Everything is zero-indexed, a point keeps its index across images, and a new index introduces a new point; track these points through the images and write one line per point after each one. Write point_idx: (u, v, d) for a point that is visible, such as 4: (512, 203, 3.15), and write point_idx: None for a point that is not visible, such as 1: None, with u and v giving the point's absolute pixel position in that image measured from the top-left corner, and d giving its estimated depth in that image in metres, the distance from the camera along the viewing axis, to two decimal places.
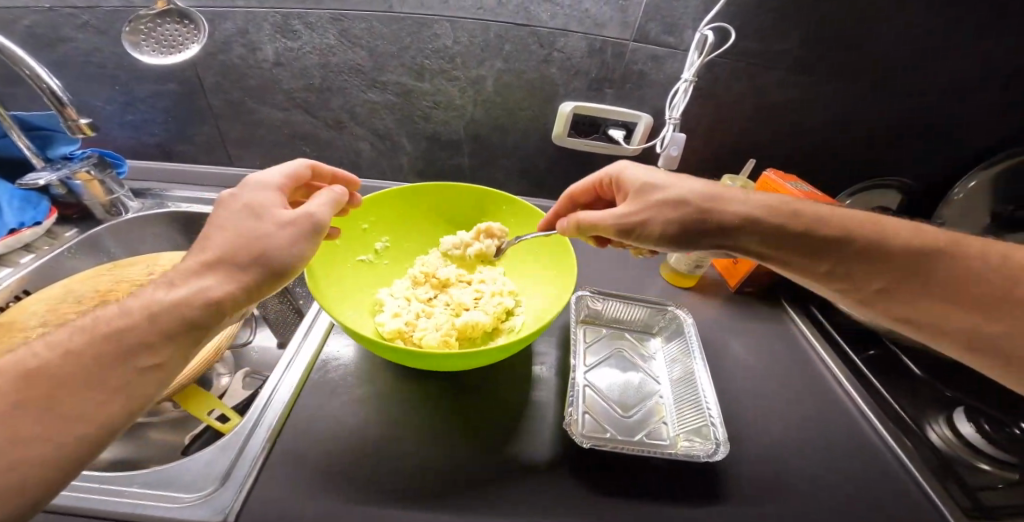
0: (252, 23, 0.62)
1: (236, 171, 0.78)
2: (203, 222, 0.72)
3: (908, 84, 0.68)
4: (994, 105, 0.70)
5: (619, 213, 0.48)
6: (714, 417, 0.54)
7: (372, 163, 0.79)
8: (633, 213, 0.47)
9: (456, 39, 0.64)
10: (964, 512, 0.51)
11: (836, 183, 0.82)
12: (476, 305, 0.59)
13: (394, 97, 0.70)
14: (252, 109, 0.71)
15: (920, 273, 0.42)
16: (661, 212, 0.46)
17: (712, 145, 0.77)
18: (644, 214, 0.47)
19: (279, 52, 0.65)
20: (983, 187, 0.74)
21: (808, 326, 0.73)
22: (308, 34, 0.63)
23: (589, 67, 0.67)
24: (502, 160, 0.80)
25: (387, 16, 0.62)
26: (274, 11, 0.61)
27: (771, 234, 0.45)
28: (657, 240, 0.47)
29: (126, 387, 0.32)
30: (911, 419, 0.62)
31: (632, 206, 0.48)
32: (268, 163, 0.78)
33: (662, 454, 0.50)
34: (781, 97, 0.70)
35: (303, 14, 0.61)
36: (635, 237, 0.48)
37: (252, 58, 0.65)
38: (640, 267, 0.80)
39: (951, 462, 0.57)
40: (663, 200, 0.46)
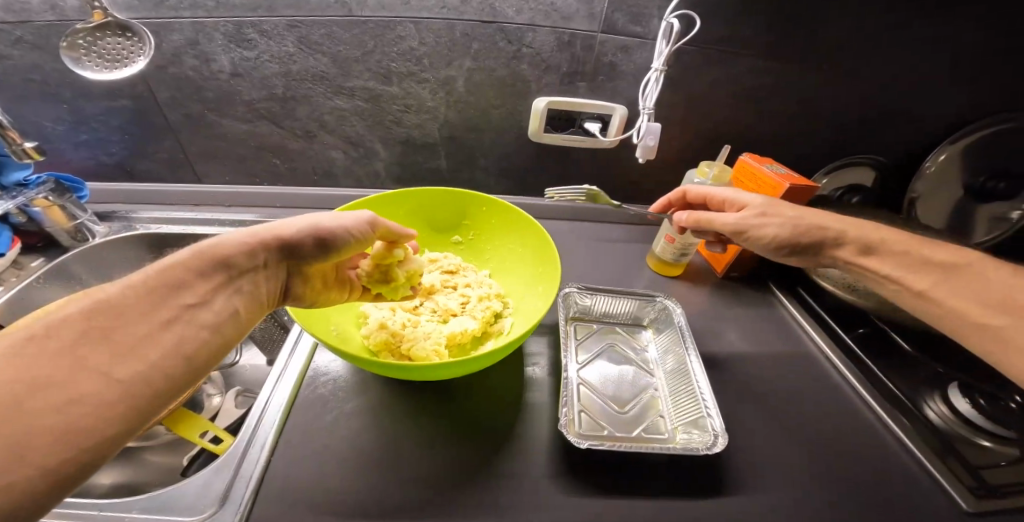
0: (202, 33, 0.59)
1: (204, 188, 0.76)
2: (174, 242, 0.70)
3: (876, 62, 0.68)
4: (966, 77, 0.70)
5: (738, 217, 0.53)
6: (710, 408, 0.53)
7: (347, 172, 0.76)
8: (752, 218, 0.53)
9: (422, 40, 0.62)
10: (971, 493, 0.51)
11: (815, 162, 0.82)
12: (463, 311, 0.58)
13: (363, 103, 0.67)
14: (213, 122, 0.68)
15: (961, 281, 0.45)
16: (783, 221, 0.52)
17: (690, 132, 0.76)
18: (761, 217, 0.53)
19: (235, 62, 0.62)
20: (953, 159, 0.75)
21: (799, 310, 0.72)
22: (264, 43, 0.60)
23: (559, 61, 0.68)
24: (480, 161, 0.78)
25: (347, 21, 0.59)
26: (225, 20, 0.58)
27: (862, 234, 0.51)
28: (766, 244, 0.53)
29: (180, 326, 0.31)
30: (907, 398, 0.61)
31: (750, 217, 0.53)
32: (240, 177, 0.76)
33: (661, 450, 0.49)
34: (754, 83, 0.70)
35: (257, 22, 0.58)
36: (746, 239, 0.54)
37: (206, 70, 0.62)
38: (628, 261, 0.79)
39: (951, 440, 0.56)
40: (787, 214, 0.52)
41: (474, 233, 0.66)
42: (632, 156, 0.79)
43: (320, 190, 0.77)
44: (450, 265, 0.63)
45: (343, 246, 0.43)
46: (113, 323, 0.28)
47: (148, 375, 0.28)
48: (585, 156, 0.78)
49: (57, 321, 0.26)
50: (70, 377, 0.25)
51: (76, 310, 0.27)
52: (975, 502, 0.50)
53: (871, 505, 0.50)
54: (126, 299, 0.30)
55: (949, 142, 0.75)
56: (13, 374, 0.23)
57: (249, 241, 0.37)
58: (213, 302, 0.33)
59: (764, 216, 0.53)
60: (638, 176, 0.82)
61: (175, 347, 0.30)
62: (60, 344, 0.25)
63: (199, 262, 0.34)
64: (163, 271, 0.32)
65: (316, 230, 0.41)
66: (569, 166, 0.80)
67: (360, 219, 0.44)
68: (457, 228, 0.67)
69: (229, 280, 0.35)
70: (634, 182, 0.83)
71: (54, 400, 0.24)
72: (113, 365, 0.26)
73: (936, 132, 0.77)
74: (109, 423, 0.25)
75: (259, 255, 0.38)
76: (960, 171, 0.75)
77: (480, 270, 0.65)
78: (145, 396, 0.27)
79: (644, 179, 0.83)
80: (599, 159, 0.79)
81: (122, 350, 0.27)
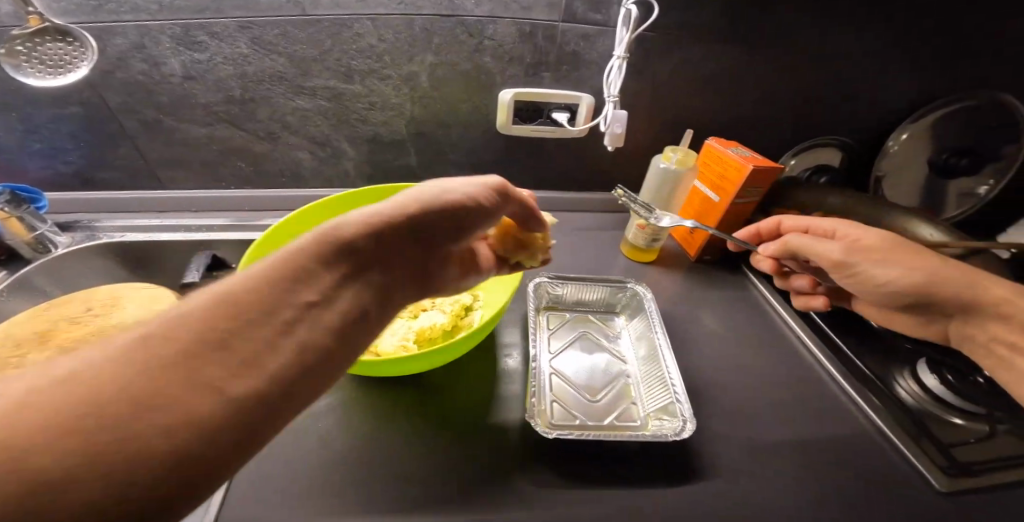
0: (147, 37, 0.58)
1: (168, 194, 0.75)
2: (140, 251, 0.69)
3: (836, 42, 0.69)
4: (924, 54, 0.71)
5: (847, 247, 0.52)
6: (679, 393, 0.54)
7: (315, 173, 0.75)
8: (849, 254, 0.52)
9: (381, 37, 0.62)
10: (941, 473, 0.52)
11: (783, 144, 0.83)
12: (433, 306, 0.58)
13: (325, 103, 0.66)
14: (170, 127, 0.67)
15: None
16: (889, 271, 0.50)
17: (657, 118, 0.77)
18: (869, 254, 0.51)
19: (187, 65, 0.61)
20: (913, 137, 0.78)
21: (769, 288, 0.74)
22: (215, 44, 0.59)
23: (522, 52, 0.67)
24: (450, 156, 0.78)
25: (301, 20, 0.59)
26: (171, 22, 0.57)
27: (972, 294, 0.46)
28: (867, 287, 0.52)
29: (296, 329, 0.25)
30: (877, 376, 0.62)
31: (859, 254, 0.52)
32: (204, 182, 0.75)
33: (629, 438, 0.50)
34: (718, 67, 0.71)
35: (206, 24, 0.58)
36: (841, 274, 0.54)
37: (157, 73, 0.61)
38: (603, 249, 0.80)
39: (921, 417, 0.57)
40: (885, 261, 0.50)
41: None
42: (601, 145, 0.79)
43: (288, 192, 0.76)
44: None
45: (471, 222, 0.37)
46: (225, 330, 0.23)
47: (266, 392, 0.23)
48: (555, 147, 0.79)
49: (184, 332, 0.22)
50: (177, 396, 0.20)
51: (162, 323, 0.22)
52: (946, 481, 0.51)
53: (834, 479, 0.51)
54: (291, 290, 0.26)
55: (908, 121, 0.77)
56: (116, 388, 0.19)
57: (398, 211, 0.33)
58: (364, 282, 0.30)
59: (877, 256, 0.51)
60: (610, 165, 0.82)
61: (295, 356, 0.24)
62: (161, 359, 0.21)
63: (350, 235, 0.30)
64: (273, 265, 0.27)
65: (457, 199, 0.35)
66: (540, 157, 0.80)
67: (478, 185, 0.38)
68: None
69: (383, 254, 0.31)
70: (604, 170, 0.83)
71: (167, 425, 0.19)
72: (212, 372, 0.21)
73: (899, 110, 0.79)
74: (224, 446, 0.20)
75: (383, 237, 0.31)
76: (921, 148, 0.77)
77: None
78: (276, 405, 0.23)
79: (616, 167, 0.83)
80: (569, 149, 0.79)
81: (237, 362, 0.22)
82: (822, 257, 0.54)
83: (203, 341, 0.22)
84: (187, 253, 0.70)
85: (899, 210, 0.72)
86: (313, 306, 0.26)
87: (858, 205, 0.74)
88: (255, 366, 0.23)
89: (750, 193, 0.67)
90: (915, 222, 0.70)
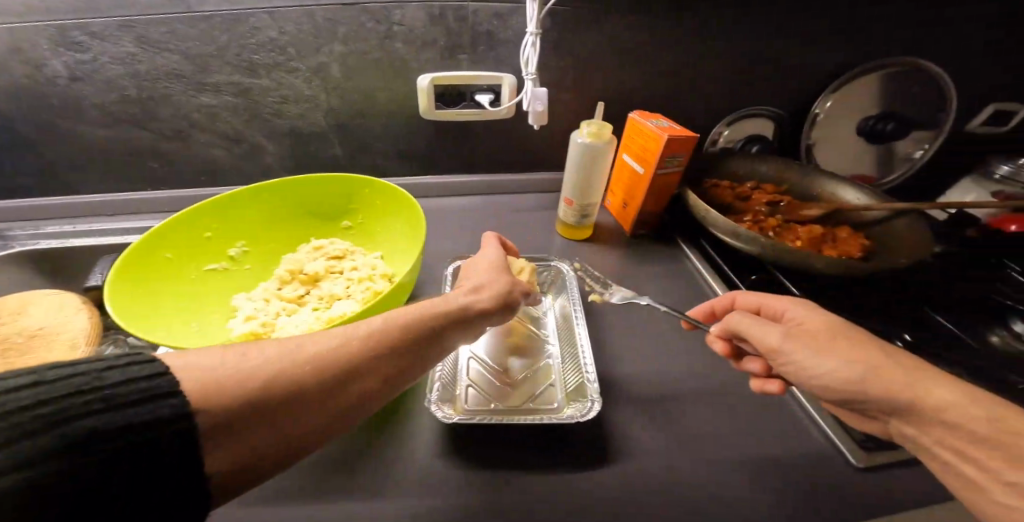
0: (27, 40, 0.60)
1: (83, 198, 0.75)
2: (57, 256, 0.70)
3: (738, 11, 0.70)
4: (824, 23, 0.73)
5: (785, 330, 0.40)
6: (590, 374, 0.53)
7: (236, 171, 0.75)
8: (792, 340, 0.39)
9: (280, 30, 0.62)
10: (861, 448, 0.48)
11: (714, 117, 0.82)
12: (347, 295, 0.57)
13: (232, 98, 0.67)
14: (72, 130, 0.68)
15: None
16: (849, 367, 0.36)
17: (581, 97, 0.76)
18: (810, 338, 0.39)
19: (70, 66, 0.62)
20: (837, 104, 0.80)
21: (699, 259, 0.72)
22: (96, 44, 0.60)
23: (436, 36, 0.66)
24: (378, 146, 0.77)
25: (188, 17, 0.60)
26: (48, 24, 0.59)
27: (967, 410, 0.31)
28: (818, 384, 0.38)
29: (396, 369, 0.36)
30: None
31: (796, 341, 0.39)
32: (120, 183, 0.76)
33: (532, 421, 0.48)
34: (633, 41, 0.71)
35: (85, 24, 0.59)
36: (781, 364, 0.40)
37: (43, 75, 0.62)
38: (536, 231, 0.78)
39: None
40: (847, 356, 0.36)
41: (363, 217, 0.65)
42: (528, 127, 0.78)
43: (207, 191, 0.76)
44: (337, 251, 0.62)
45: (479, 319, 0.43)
46: (371, 354, 0.34)
47: (372, 400, 0.34)
48: (485, 129, 0.78)
49: (310, 357, 0.32)
50: (332, 387, 0.32)
51: (356, 339, 0.35)
52: (863, 457, 0.47)
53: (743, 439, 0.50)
54: (372, 346, 0.35)
55: (830, 89, 0.79)
56: (306, 371, 0.31)
57: (451, 301, 0.42)
58: (417, 356, 0.38)
59: (816, 344, 0.38)
60: (542, 147, 0.82)
61: (387, 386, 0.35)
62: (338, 361, 0.33)
63: (417, 316, 0.39)
64: (417, 319, 0.38)
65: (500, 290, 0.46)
66: (473, 143, 0.80)
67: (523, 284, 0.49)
68: (345, 212, 0.65)
69: (439, 341, 0.40)
70: (535, 152, 0.83)
71: (329, 403, 0.31)
72: (314, 400, 0.30)
73: (821, 77, 0.79)
74: (310, 429, 0.30)
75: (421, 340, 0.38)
76: (844, 114, 0.81)
77: (372, 252, 0.64)
78: (330, 434, 0.32)
79: (548, 148, 0.82)
80: (497, 131, 0.78)
81: (369, 377, 0.34)
82: (755, 340, 0.42)
83: (322, 372, 0.31)
84: (101, 255, 0.70)
85: (826, 175, 0.74)
86: (377, 363, 0.35)
87: (788, 174, 0.76)
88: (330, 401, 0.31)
89: (670, 164, 0.66)
90: (842, 187, 0.73)
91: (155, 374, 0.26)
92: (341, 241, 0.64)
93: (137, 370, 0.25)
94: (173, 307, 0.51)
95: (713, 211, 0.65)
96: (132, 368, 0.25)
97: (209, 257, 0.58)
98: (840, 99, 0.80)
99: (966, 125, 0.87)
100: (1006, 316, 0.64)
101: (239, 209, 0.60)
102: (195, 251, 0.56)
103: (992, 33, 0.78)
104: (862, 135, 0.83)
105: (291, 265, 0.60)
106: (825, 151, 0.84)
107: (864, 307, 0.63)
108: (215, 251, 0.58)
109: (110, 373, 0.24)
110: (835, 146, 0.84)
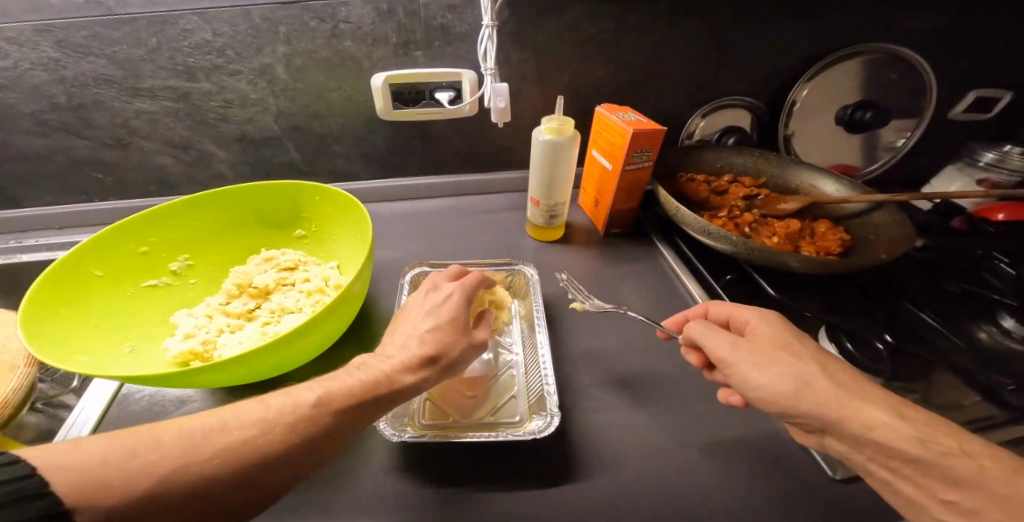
0: None
1: (24, 212, 0.72)
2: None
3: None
4: (793, 7, 0.70)
5: (732, 340, 0.39)
6: (551, 383, 0.48)
7: (187, 178, 0.73)
8: (736, 354, 0.38)
9: (214, 31, 0.60)
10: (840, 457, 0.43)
11: (685, 108, 0.79)
12: (298, 308, 0.52)
13: (171, 103, 0.65)
14: (5, 142, 0.66)
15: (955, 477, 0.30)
16: (783, 382, 0.35)
17: (545, 92, 0.73)
18: (756, 358, 0.37)
19: None
20: (813, 92, 0.77)
21: (673, 254, 0.69)
22: (16, 50, 0.58)
23: (386, 32, 0.63)
24: (336, 148, 0.74)
25: (112, 20, 0.57)
26: None
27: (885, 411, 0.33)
28: (752, 396, 0.37)
29: (328, 441, 0.32)
30: None
31: (744, 352, 0.38)
32: (63, 196, 0.72)
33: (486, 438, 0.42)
34: (596, 31, 0.68)
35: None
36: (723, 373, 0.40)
37: None
38: (502, 230, 0.74)
39: None
40: (785, 374, 0.35)
41: (316, 225, 0.62)
42: (491, 125, 0.75)
43: (158, 200, 0.75)
44: (288, 262, 0.58)
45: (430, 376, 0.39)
46: (297, 426, 0.32)
47: (295, 474, 0.31)
48: (447, 128, 0.74)
49: (225, 442, 0.29)
50: (248, 465, 0.29)
51: (281, 413, 0.32)
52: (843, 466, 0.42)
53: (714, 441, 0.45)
54: (307, 423, 0.32)
55: (805, 78, 0.76)
56: (217, 450, 0.29)
57: (388, 373, 0.37)
58: (356, 428, 0.34)
59: (759, 359, 0.37)
60: (508, 143, 0.78)
61: (317, 457, 0.32)
62: (255, 435, 0.30)
63: (356, 386, 0.35)
64: (368, 384, 0.36)
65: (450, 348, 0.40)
66: (435, 145, 0.77)
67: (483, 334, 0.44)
68: (297, 220, 0.62)
69: (377, 414, 0.35)
70: (507, 150, 0.79)
71: (245, 479, 0.29)
72: (233, 489, 0.28)
73: (792, 64, 0.76)
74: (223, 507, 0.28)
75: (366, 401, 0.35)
76: (820, 104, 0.78)
77: (327, 262, 0.60)
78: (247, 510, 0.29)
79: (515, 145, 0.79)
80: (460, 129, 0.75)
81: (293, 451, 0.31)
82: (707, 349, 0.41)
83: (241, 459, 0.29)
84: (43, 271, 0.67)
85: (805, 166, 0.71)
86: (309, 445, 0.31)
87: (766, 167, 0.73)
88: (254, 486, 0.29)
89: (639, 158, 0.62)
90: (819, 178, 0.70)
91: (19, 477, 0.23)
92: (294, 250, 0.61)
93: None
94: (102, 327, 0.47)
95: (683, 208, 0.62)
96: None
97: (148, 273, 0.54)
98: (816, 88, 0.77)
99: (948, 112, 0.84)
100: (993, 310, 0.61)
101: (177, 222, 0.57)
102: (131, 268, 0.53)
103: (975, 13, 0.74)
104: (840, 125, 0.80)
105: (240, 278, 0.56)
106: (803, 142, 0.82)
107: (845, 309, 0.60)
108: (155, 267, 0.55)
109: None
110: (812, 137, 0.81)
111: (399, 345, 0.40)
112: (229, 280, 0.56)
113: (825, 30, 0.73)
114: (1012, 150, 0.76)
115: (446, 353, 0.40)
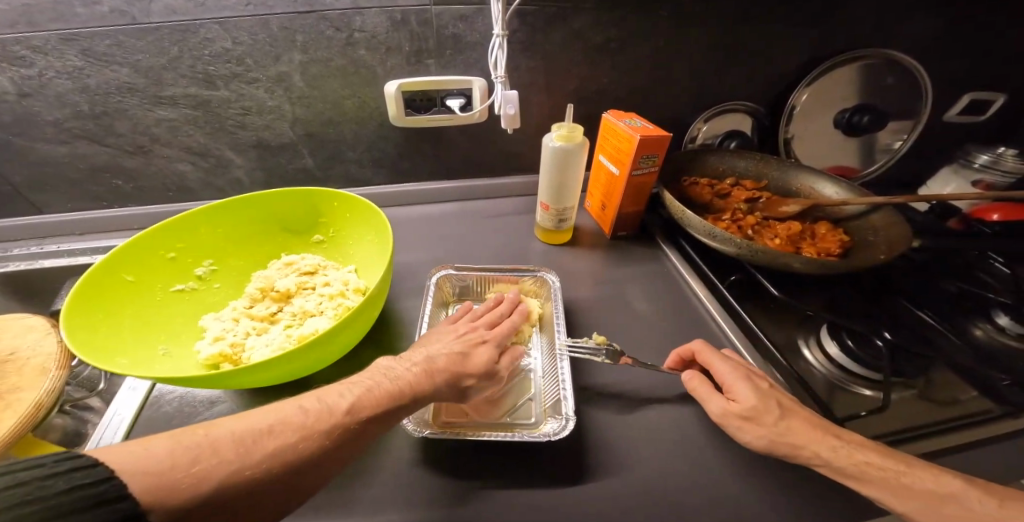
0: None
1: (45, 218, 0.74)
2: (18, 278, 0.69)
3: (706, 4, 0.68)
4: (794, 13, 0.72)
5: (720, 410, 0.43)
6: (567, 390, 0.49)
7: (205, 184, 0.76)
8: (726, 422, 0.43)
9: (234, 40, 0.62)
10: None
11: (689, 112, 0.81)
12: (321, 311, 0.54)
13: (191, 111, 0.67)
14: (27, 148, 0.67)
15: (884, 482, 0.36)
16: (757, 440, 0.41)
17: (552, 98, 0.75)
18: (741, 423, 0.42)
19: (16, 81, 0.61)
20: (811, 96, 0.79)
21: (678, 257, 0.71)
22: (40, 58, 0.59)
23: (399, 41, 0.65)
24: (349, 154, 0.76)
25: (136, 29, 0.59)
26: None
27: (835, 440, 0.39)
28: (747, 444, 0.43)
29: (359, 439, 0.35)
30: (789, 346, 0.58)
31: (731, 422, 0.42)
32: (83, 202, 0.74)
33: (504, 437, 0.44)
34: (603, 38, 0.70)
35: (22, 38, 0.58)
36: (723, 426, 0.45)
37: None
38: (512, 233, 0.76)
39: (827, 386, 0.53)
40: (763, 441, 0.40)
41: (334, 230, 0.64)
42: (500, 130, 0.77)
43: (176, 205, 0.77)
44: (308, 266, 0.60)
45: (457, 383, 0.42)
46: (329, 428, 0.34)
47: (331, 467, 0.34)
48: (456, 134, 0.76)
49: (271, 445, 0.31)
50: (291, 461, 0.31)
51: (314, 413, 0.34)
52: None
53: (721, 434, 0.48)
54: (341, 430, 0.34)
55: (804, 83, 0.78)
56: (269, 451, 0.31)
57: (411, 385, 0.40)
58: None
59: (741, 422, 0.42)
60: (516, 148, 0.80)
61: (352, 450, 0.35)
62: (295, 434, 0.33)
63: (384, 395, 0.38)
64: (400, 390, 0.39)
65: (457, 365, 0.43)
66: (445, 149, 0.78)
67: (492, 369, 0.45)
68: (316, 225, 0.64)
69: (399, 421, 0.38)
70: (516, 154, 0.81)
71: (292, 474, 0.31)
72: (279, 487, 0.31)
73: (793, 70, 0.78)
74: (267, 497, 0.31)
75: (385, 403, 0.37)
76: (817, 108, 0.80)
77: (345, 266, 0.62)
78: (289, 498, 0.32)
79: (523, 149, 0.81)
80: (469, 134, 0.77)
81: (330, 452, 0.33)
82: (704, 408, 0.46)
83: (286, 463, 0.31)
84: (66, 275, 0.70)
85: (805, 169, 0.73)
86: (340, 446, 0.34)
87: (768, 168, 0.75)
88: (301, 479, 0.32)
89: (645, 164, 0.64)
90: (818, 180, 0.73)
91: (101, 480, 0.25)
92: (313, 254, 0.63)
93: (80, 477, 0.25)
94: (135, 331, 0.49)
95: (688, 212, 0.64)
96: (76, 473, 0.25)
97: (176, 279, 0.57)
98: (815, 93, 0.79)
99: (942, 115, 0.87)
100: (988, 308, 0.63)
101: (201, 227, 0.59)
102: (159, 273, 0.55)
103: (972, 19, 0.76)
104: (838, 128, 0.82)
105: (263, 282, 0.58)
106: (802, 145, 0.84)
107: (845, 308, 0.62)
108: (181, 272, 0.57)
109: (57, 480, 0.24)
110: (812, 139, 0.84)
111: (424, 355, 0.44)
112: (252, 284, 0.58)
113: (825, 36, 0.75)
114: (1005, 152, 0.79)
115: (463, 378, 0.43)
